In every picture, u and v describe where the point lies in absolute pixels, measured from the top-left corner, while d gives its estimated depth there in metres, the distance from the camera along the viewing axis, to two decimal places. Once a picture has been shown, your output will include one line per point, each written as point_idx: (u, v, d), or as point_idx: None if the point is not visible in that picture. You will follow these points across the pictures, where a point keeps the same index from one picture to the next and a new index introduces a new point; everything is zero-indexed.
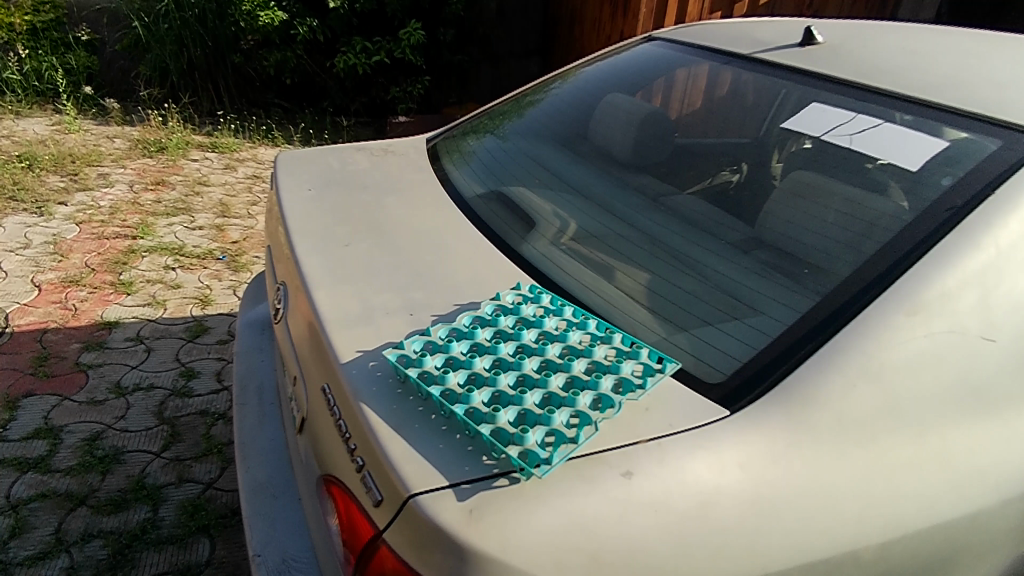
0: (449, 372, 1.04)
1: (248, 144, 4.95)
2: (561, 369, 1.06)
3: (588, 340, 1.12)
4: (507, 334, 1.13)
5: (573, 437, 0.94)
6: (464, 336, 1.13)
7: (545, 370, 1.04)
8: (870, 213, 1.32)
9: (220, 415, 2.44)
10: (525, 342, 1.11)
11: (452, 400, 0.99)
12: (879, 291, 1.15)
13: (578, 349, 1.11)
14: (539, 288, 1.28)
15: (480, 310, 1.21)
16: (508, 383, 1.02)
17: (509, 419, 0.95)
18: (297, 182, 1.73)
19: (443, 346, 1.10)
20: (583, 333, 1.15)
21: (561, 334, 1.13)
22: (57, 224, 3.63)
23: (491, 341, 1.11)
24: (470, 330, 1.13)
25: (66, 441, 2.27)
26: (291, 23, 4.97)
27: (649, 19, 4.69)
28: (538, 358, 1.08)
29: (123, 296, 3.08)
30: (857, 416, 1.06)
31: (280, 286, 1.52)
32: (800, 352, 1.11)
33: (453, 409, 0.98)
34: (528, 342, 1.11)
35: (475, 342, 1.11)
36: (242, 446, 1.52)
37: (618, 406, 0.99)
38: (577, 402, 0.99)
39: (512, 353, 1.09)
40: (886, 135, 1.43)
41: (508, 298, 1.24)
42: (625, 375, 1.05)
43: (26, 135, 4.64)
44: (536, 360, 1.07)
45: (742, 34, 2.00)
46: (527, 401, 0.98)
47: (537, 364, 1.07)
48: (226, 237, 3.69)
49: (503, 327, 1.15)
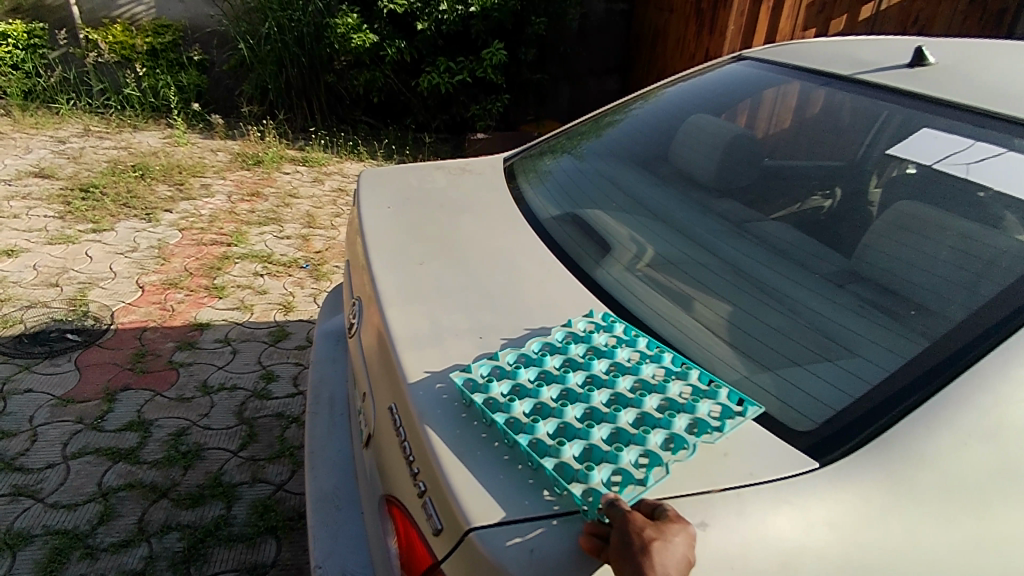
0: (514, 401, 1.02)
1: (337, 158, 5.18)
2: (631, 402, 1.01)
3: (662, 374, 1.07)
4: (576, 364, 1.10)
5: (641, 478, 0.89)
6: (532, 362, 1.11)
7: (615, 406, 1.00)
8: (987, 252, 1.19)
9: (294, 418, 2.52)
10: (596, 372, 1.08)
11: (517, 431, 0.97)
12: (998, 341, 1.03)
13: (651, 381, 1.06)
14: (612, 316, 1.25)
15: (550, 336, 1.18)
16: (575, 416, 0.99)
17: (574, 454, 0.92)
18: (377, 199, 1.77)
19: (510, 371, 1.08)
20: (657, 366, 1.09)
21: (633, 367, 1.09)
22: (162, 230, 3.91)
23: (560, 371, 1.08)
24: (538, 357, 1.10)
25: (155, 434, 2.41)
26: (381, 45, 5.13)
27: (736, 37, 4.54)
28: (608, 391, 1.03)
29: (215, 299, 3.27)
30: (968, 479, 0.95)
31: (356, 301, 1.55)
32: (902, 404, 1.00)
33: (517, 439, 0.95)
34: (598, 373, 1.08)
35: (543, 370, 1.08)
36: (312, 453, 1.55)
37: (691, 449, 0.93)
38: (648, 441, 0.94)
39: (581, 384, 1.06)
40: (1007, 164, 1.28)
41: (580, 325, 1.20)
42: (701, 416, 0.98)
43: (141, 147, 5.07)
44: (606, 393, 1.03)
45: (842, 54, 1.88)
46: (594, 436, 0.94)
47: (606, 397, 1.03)
48: (311, 246, 3.85)
49: (573, 356, 1.12)
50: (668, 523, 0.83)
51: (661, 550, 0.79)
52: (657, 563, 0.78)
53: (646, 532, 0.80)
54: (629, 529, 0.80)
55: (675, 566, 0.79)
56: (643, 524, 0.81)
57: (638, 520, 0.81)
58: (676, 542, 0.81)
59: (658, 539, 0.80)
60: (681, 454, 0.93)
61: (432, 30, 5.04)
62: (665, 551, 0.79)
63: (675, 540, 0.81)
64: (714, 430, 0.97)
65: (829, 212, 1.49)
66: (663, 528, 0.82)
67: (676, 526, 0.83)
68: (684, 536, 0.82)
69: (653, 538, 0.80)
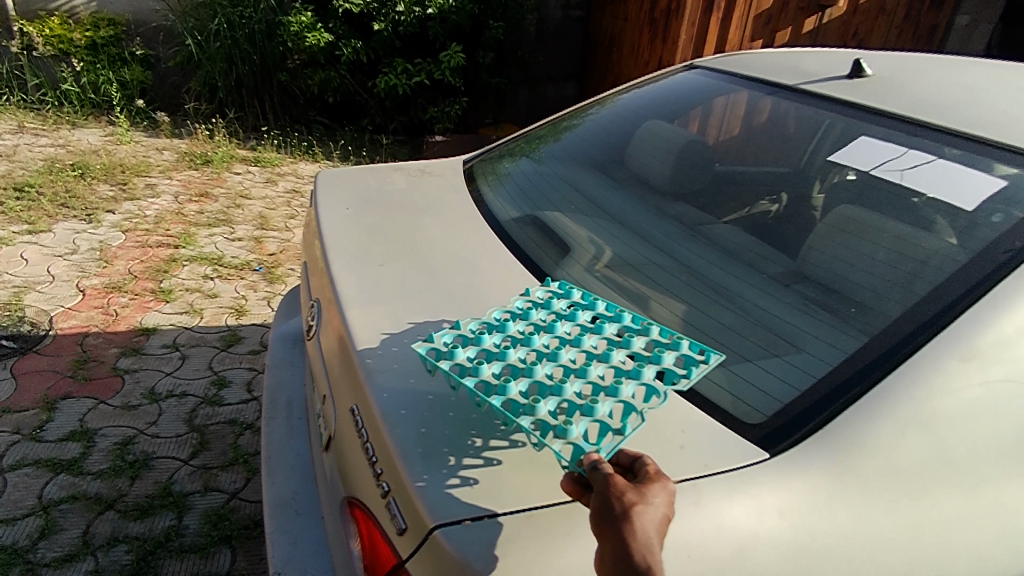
0: (483, 364, 1.02)
1: (290, 159, 5.07)
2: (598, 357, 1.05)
3: (624, 333, 1.13)
4: (540, 327, 1.12)
5: (618, 428, 0.91)
6: (495, 329, 1.13)
7: (583, 363, 1.03)
8: (921, 252, 1.27)
9: (248, 425, 2.46)
10: (560, 334, 1.11)
11: (489, 391, 0.96)
12: (930, 335, 1.10)
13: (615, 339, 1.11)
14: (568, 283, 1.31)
15: (509, 305, 1.22)
16: (545, 373, 1.00)
17: (549, 410, 0.93)
18: (335, 200, 1.75)
19: (474, 339, 1.09)
20: (618, 325, 1.15)
21: (596, 326, 1.14)
22: (104, 231, 3.75)
23: (525, 334, 1.10)
24: (501, 324, 1.13)
25: (99, 444, 2.32)
26: (336, 45, 5.05)
27: (688, 45, 4.67)
28: (575, 349, 1.07)
29: (162, 303, 3.16)
30: (906, 466, 1.01)
31: (314, 303, 1.53)
32: (843, 397, 1.06)
33: (488, 400, 0.94)
34: (562, 334, 1.11)
35: (508, 335, 1.10)
36: (268, 459, 1.52)
37: (662, 396, 0.96)
38: (620, 391, 0.96)
39: (546, 344, 1.08)
40: (938, 171, 1.37)
41: (538, 294, 1.25)
42: (668, 365, 1.02)
43: (80, 144, 4.85)
44: (573, 352, 1.06)
45: (787, 64, 1.97)
46: (567, 392, 0.96)
47: (574, 355, 1.06)
48: (264, 248, 3.76)
49: (536, 321, 1.15)
50: (649, 485, 0.82)
51: (641, 514, 0.78)
52: (639, 528, 0.76)
53: (627, 497, 0.79)
54: (610, 493, 0.79)
55: (658, 526, 0.78)
56: (624, 489, 0.79)
57: (619, 484, 0.80)
58: (656, 504, 0.80)
59: (640, 504, 0.78)
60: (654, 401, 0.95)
61: (388, 31, 4.98)
62: (646, 516, 0.78)
63: (655, 504, 0.79)
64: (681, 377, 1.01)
65: (777, 215, 1.55)
66: (644, 491, 0.80)
67: (657, 487, 0.82)
68: (664, 499, 0.81)
69: (634, 502, 0.78)
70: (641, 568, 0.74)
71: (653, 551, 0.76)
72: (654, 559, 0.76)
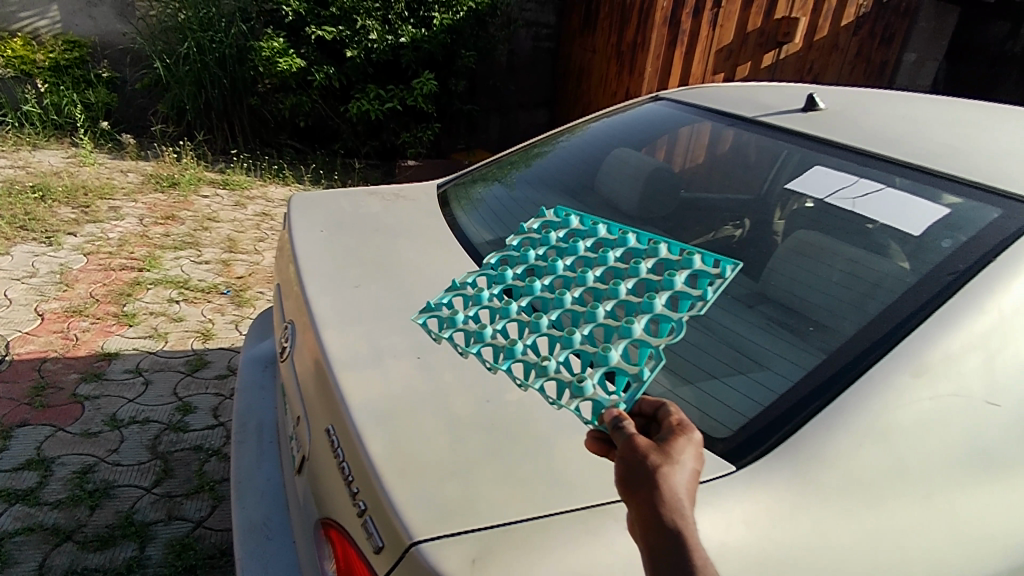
0: (487, 328, 1.01)
1: (260, 182, 5.05)
2: (607, 296, 1.04)
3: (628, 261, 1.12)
4: (542, 271, 1.15)
5: (637, 373, 0.86)
6: (494, 280, 1.14)
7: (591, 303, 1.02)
8: (873, 274, 1.34)
9: (213, 451, 2.40)
10: (563, 276, 1.12)
11: (497, 354, 0.95)
12: (883, 353, 1.16)
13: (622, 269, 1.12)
14: (563, 211, 1.37)
15: (507, 251, 1.26)
16: (552, 324, 0.99)
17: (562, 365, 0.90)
18: (309, 223, 1.77)
19: (473, 296, 1.09)
20: (625, 250, 1.18)
21: (600, 258, 1.15)
22: (65, 254, 3.67)
23: (526, 282, 1.10)
24: (499, 274, 1.14)
25: (57, 473, 2.24)
26: (308, 70, 5.07)
27: (654, 78, 4.84)
28: (581, 289, 1.07)
29: (125, 327, 3.09)
30: (864, 476, 1.06)
31: (288, 323, 1.54)
32: (803, 412, 1.11)
33: (498, 365, 0.93)
34: (564, 276, 1.12)
35: (508, 285, 1.11)
36: (238, 484, 1.50)
37: (678, 326, 0.92)
38: (633, 331, 0.92)
39: (549, 289, 1.09)
40: (888, 199, 1.46)
41: (535, 228, 1.33)
42: (681, 289, 0.99)
43: (41, 166, 4.75)
44: (579, 292, 1.07)
45: (746, 98, 2.08)
46: (577, 340, 0.93)
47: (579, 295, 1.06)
48: (232, 271, 3.72)
49: (535, 264, 1.18)
50: (674, 443, 0.78)
51: (668, 476, 0.75)
52: (666, 493, 0.73)
53: (651, 459, 0.76)
54: (634, 456, 0.76)
55: (687, 486, 0.75)
56: (648, 451, 0.76)
57: (643, 446, 0.77)
58: (684, 463, 0.77)
59: (666, 466, 0.75)
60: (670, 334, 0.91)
61: (361, 58, 5.02)
62: (674, 478, 0.75)
63: (683, 463, 0.76)
64: (697, 299, 0.96)
65: (740, 239, 1.62)
66: (671, 450, 0.77)
67: (683, 443, 0.78)
68: (693, 455, 0.78)
69: (660, 464, 0.75)
70: (671, 533, 0.72)
71: (683, 513, 0.73)
72: (685, 521, 0.73)
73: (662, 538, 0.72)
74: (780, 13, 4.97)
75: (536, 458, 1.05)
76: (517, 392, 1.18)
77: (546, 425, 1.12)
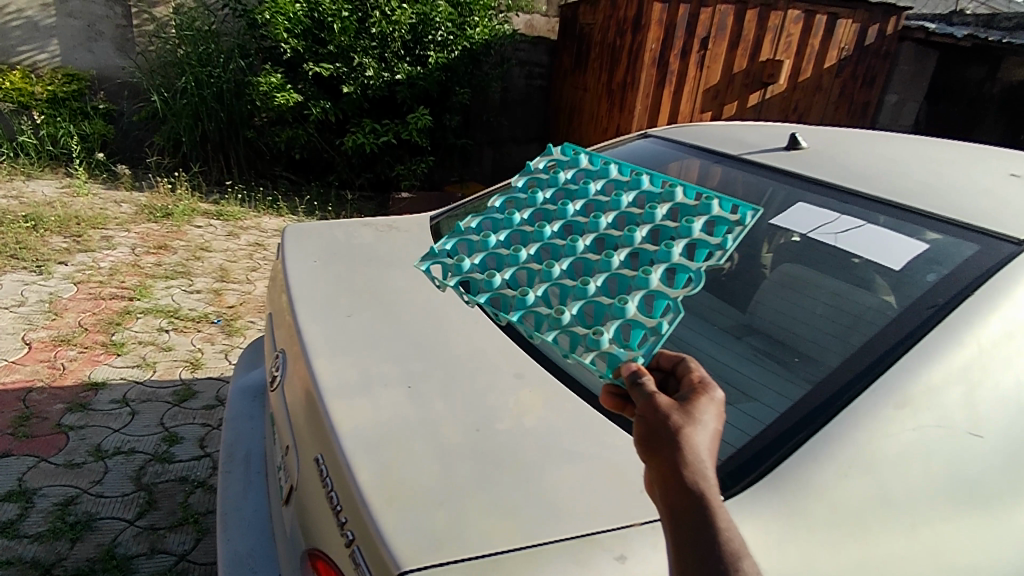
0: (495, 275, 1.16)
1: (254, 213, 5.08)
2: (621, 244, 1.21)
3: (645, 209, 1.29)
4: (553, 216, 1.35)
5: (654, 327, 0.97)
6: (502, 225, 1.35)
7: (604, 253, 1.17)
8: (857, 307, 1.38)
9: (199, 482, 2.37)
10: (574, 223, 1.31)
11: (508, 306, 1.10)
12: (868, 383, 1.18)
13: (637, 216, 1.29)
14: (574, 152, 1.61)
15: (517, 192, 1.48)
16: (564, 272, 1.16)
17: (575, 314, 1.04)
18: (303, 254, 1.78)
19: (481, 243, 1.26)
20: (636, 196, 1.37)
21: (614, 205, 1.35)
22: (55, 283, 3.66)
23: (537, 228, 1.29)
24: (508, 220, 1.34)
25: (38, 504, 2.20)
26: (305, 105, 5.14)
27: (643, 116, 4.98)
28: (593, 235, 1.25)
29: (113, 357, 3.07)
30: (850, 507, 1.07)
31: (279, 353, 1.54)
32: (790, 442, 1.13)
33: (511, 316, 1.08)
34: (575, 222, 1.31)
35: (518, 233, 1.30)
36: (223, 515, 1.47)
37: (696, 278, 1.04)
38: (650, 281, 1.05)
39: (560, 238, 1.27)
40: (869, 235, 1.50)
41: (545, 171, 1.55)
42: (698, 238, 1.14)
43: (34, 196, 4.75)
44: (591, 239, 1.24)
45: (732, 136, 2.15)
46: (591, 291, 1.08)
47: (591, 242, 1.24)
48: (223, 301, 3.72)
49: (548, 209, 1.39)
50: (696, 404, 0.83)
51: (690, 436, 0.79)
52: (688, 451, 0.78)
53: (673, 417, 0.80)
54: (656, 415, 0.81)
55: (709, 442, 0.80)
56: (670, 412, 0.81)
57: (664, 404, 0.81)
58: (704, 423, 0.81)
59: (689, 427, 0.80)
60: (689, 285, 1.04)
61: (358, 93, 5.11)
62: (696, 439, 0.79)
63: (703, 423, 0.81)
64: (716, 249, 1.10)
65: (728, 272, 1.63)
66: (692, 411, 0.82)
67: (705, 404, 0.84)
68: (712, 415, 0.83)
69: (682, 423, 0.80)
70: (692, 490, 0.76)
71: (704, 471, 0.77)
72: (705, 478, 0.77)
73: (684, 496, 0.76)
74: (765, 55, 5.13)
75: (525, 487, 1.05)
76: (506, 421, 1.18)
77: (535, 454, 1.12)
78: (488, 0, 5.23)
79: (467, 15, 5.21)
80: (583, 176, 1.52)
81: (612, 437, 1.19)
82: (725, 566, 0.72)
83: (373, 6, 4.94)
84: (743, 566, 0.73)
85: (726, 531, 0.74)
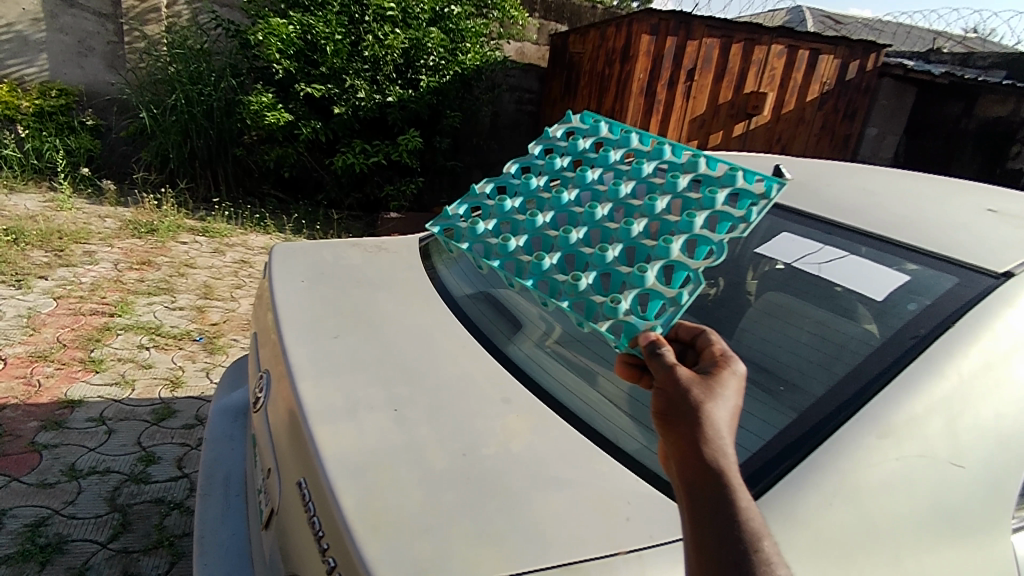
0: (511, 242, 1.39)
1: (240, 230, 5.06)
2: (640, 212, 1.39)
3: (665, 179, 1.48)
4: (575, 183, 1.56)
5: (674, 297, 1.10)
6: (521, 192, 1.61)
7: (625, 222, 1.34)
8: (840, 336, 1.40)
9: (176, 504, 2.31)
10: (595, 191, 1.53)
11: (523, 271, 1.31)
12: (850, 414, 1.19)
13: (658, 185, 1.49)
14: (594, 119, 1.82)
15: (537, 160, 1.72)
16: (580, 238, 1.35)
17: (591, 281, 1.21)
18: (290, 274, 1.77)
19: (497, 208, 1.52)
20: (656, 168, 1.57)
21: (635, 173, 1.55)
22: (34, 298, 3.60)
23: (559, 198, 1.51)
24: (526, 188, 1.60)
25: (8, 525, 2.14)
26: (295, 124, 5.15)
27: None
28: (613, 205, 1.45)
29: (91, 374, 3.01)
30: (836, 537, 1.07)
31: (263, 373, 1.52)
32: (772, 472, 1.14)
33: (526, 279, 1.29)
34: (597, 191, 1.52)
35: (536, 206, 1.54)
36: (200, 539, 1.43)
37: (717, 250, 1.21)
38: (671, 251, 1.21)
39: (580, 208, 1.48)
40: (851, 266, 1.54)
41: (567, 141, 1.76)
42: (722, 211, 1.32)
43: (17, 209, 4.69)
44: (609, 208, 1.44)
45: None
46: (609, 259, 1.24)
47: (610, 211, 1.44)
48: (206, 318, 3.67)
49: (571, 177, 1.60)
50: (718, 380, 0.87)
51: (710, 412, 0.82)
52: (707, 425, 0.81)
53: (694, 392, 0.84)
54: (676, 389, 0.85)
55: (727, 419, 0.83)
56: (690, 388, 0.85)
57: (685, 379, 0.86)
58: (725, 399, 0.85)
59: (709, 402, 0.83)
60: (711, 256, 1.21)
61: (349, 114, 5.13)
62: (715, 413, 0.82)
63: (724, 399, 0.84)
64: (740, 221, 1.28)
65: (714, 298, 1.64)
66: (712, 388, 0.85)
67: (726, 381, 0.88)
68: (732, 393, 0.86)
69: (702, 397, 0.84)
70: (709, 468, 0.78)
71: (722, 447, 0.80)
72: (724, 454, 0.80)
73: (700, 471, 0.79)
74: (749, 88, 5.25)
75: (514, 513, 1.05)
76: (493, 445, 1.18)
77: (522, 480, 1.12)
78: (480, 28, 5.31)
79: (459, 41, 5.29)
80: (603, 142, 1.73)
81: (597, 463, 1.19)
82: (745, 547, 0.73)
83: (366, 31, 5.00)
84: (763, 546, 0.74)
85: (745, 512, 0.76)
